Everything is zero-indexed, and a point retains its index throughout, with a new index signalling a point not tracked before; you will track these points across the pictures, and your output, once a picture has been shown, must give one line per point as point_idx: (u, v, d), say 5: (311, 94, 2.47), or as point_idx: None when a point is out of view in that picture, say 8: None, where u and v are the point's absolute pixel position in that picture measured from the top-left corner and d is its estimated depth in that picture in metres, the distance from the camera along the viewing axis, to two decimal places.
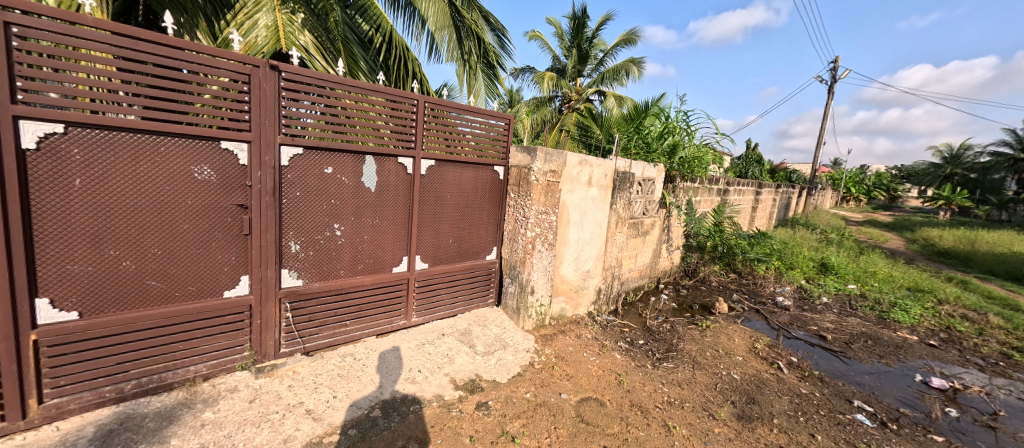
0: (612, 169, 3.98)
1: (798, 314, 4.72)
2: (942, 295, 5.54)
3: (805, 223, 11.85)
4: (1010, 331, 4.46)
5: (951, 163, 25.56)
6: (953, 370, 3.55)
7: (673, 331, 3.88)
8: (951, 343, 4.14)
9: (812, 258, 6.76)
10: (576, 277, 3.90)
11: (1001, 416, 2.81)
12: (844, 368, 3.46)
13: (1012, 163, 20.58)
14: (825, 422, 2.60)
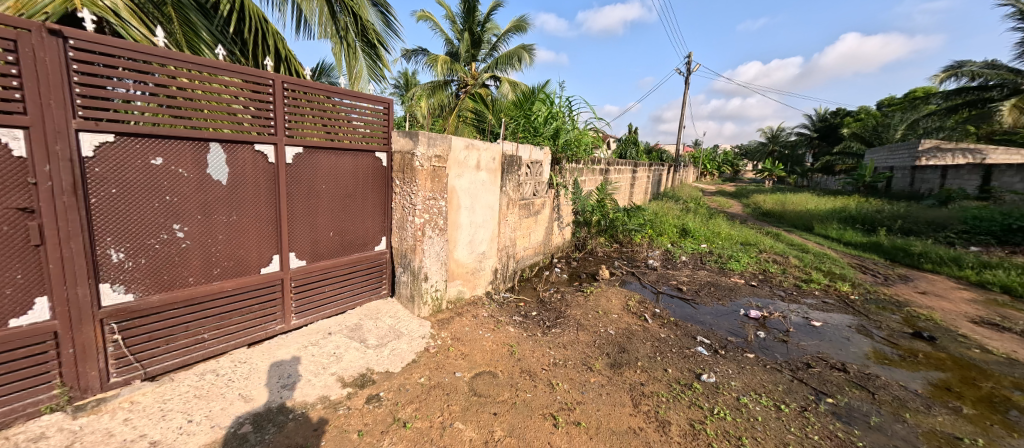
0: (499, 153, 4.09)
1: (663, 272, 5.52)
2: (764, 247, 6.95)
3: (671, 195, 13.71)
4: (804, 269, 5.81)
5: (770, 141, 31.74)
6: (765, 302, 4.53)
7: (561, 300, 4.22)
8: (765, 282, 5.26)
9: (675, 224, 7.85)
10: (472, 260, 3.97)
11: (791, 332, 3.69)
12: (692, 312, 4.18)
13: (808, 140, 26.34)
14: (675, 357, 3.13)
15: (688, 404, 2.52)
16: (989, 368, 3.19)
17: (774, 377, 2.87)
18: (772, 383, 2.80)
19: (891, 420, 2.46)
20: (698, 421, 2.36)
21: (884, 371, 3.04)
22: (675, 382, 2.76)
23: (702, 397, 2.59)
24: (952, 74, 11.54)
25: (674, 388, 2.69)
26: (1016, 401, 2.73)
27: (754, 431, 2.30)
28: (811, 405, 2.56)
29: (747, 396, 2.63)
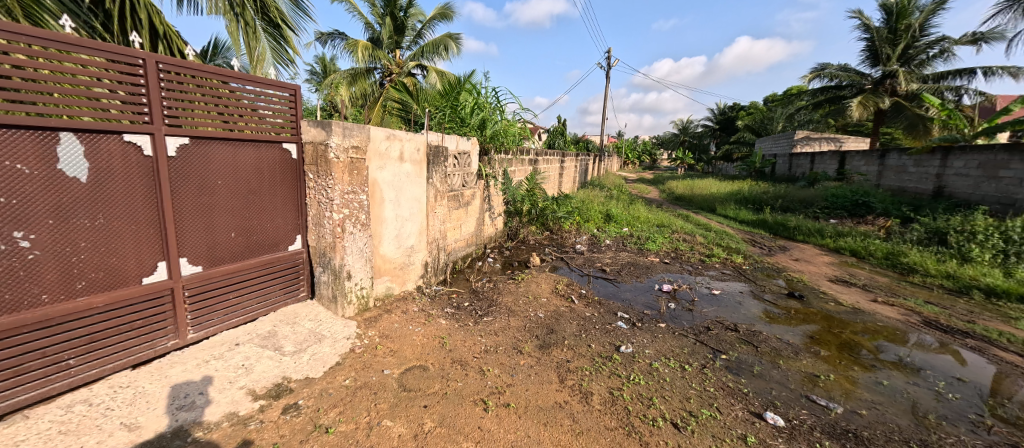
0: (424, 143, 3.97)
1: (589, 256, 5.81)
2: (676, 227, 7.60)
3: (597, 183, 14.42)
4: (709, 246, 6.46)
5: (680, 131, 34.60)
6: (676, 276, 4.98)
7: (492, 289, 4.25)
8: (677, 259, 5.77)
9: (600, 210, 8.26)
10: (400, 255, 3.84)
11: (697, 302, 4.10)
12: (615, 290, 4.45)
13: (711, 130, 29.13)
14: (598, 333, 3.32)
15: (608, 375, 2.69)
16: (844, 317, 3.83)
17: (682, 342, 3.18)
18: (679, 347, 3.09)
19: (771, 367, 2.85)
20: (617, 389, 2.54)
21: (768, 328, 3.50)
22: (598, 356, 2.95)
23: (621, 367, 2.79)
24: (817, 74, 13.40)
25: (597, 361, 2.86)
26: (862, 343, 3.32)
27: (663, 390, 2.53)
28: (710, 362, 2.88)
29: (658, 361, 2.88)
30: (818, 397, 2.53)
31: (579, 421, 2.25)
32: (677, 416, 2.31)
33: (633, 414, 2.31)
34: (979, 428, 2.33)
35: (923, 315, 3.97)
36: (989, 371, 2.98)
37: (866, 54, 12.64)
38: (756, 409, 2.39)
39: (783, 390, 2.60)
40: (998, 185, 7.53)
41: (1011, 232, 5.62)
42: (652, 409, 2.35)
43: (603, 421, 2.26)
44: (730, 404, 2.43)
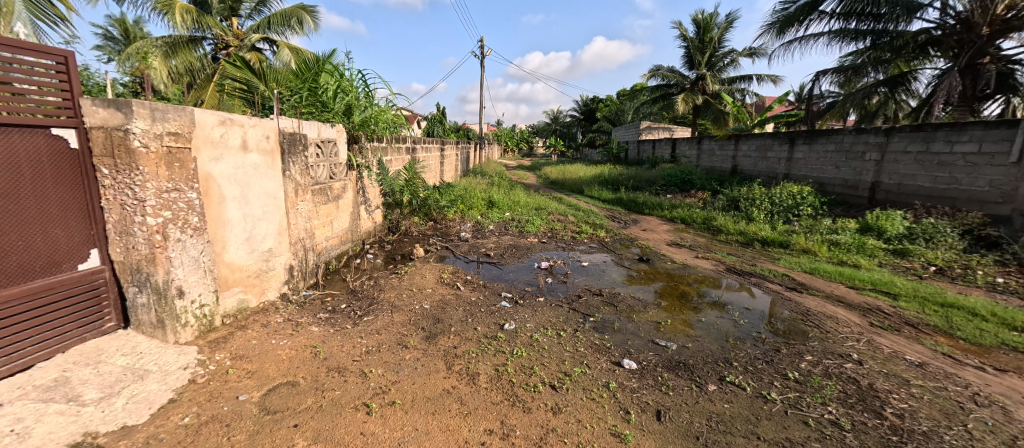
0: (275, 129, 3.46)
1: (473, 242, 5.84)
2: (551, 209, 8.11)
3: (479, 171, 14.57)
4: (581, 224, 7.04)
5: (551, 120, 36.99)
6: (554, 254, 5.33)
7: (374, 286, 3.99)
8: (553, 238, 6.17)
9: (482, 197, 8.35)
10: (256, 260, 3.34)
11: (571, 274, 4.46)
12: (498, 272, 4.57)
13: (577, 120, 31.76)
14: (484, 315, 3.37)
15: (493, 353, 2.76)
16: (678, 273, 4.59)
17: (557, 312, 3.42)
18: (555, 316, 3.33)
19: (626, 321, 3.25)
20: (502, 365, 2.61)
21: (626, 289, 3.99)
22: (482, 336, 2.99)
23: (505, 343, 2.88)
24: (653, 73, 15.52)
25: (482, 342, 2.91)
26: (694, 292, 4.02)
27: (541, 357, 2.70)
28: (580, 325, 3.16)
29: (537, 332, 3.06)
30: (660, 340, 2.96)
31: (466, 403, 2.26)
32: (555, 378, 2.48)
33: (516, 386, 2.41)
34: (754, 342, 2.99)
35: (727, 264, 4.98)
36: (765, 300, 3.88)
37: (685, 58, 15.09)
38: (615, 359, 2.70)
39: (636, 339, 2.98)
40: (764, 163, 9.93)
41: (774, 197, 7.47)
42: (532, 377, 2.48)
43: (489, 398, 2.31)
44: (596, 359, 2.70)
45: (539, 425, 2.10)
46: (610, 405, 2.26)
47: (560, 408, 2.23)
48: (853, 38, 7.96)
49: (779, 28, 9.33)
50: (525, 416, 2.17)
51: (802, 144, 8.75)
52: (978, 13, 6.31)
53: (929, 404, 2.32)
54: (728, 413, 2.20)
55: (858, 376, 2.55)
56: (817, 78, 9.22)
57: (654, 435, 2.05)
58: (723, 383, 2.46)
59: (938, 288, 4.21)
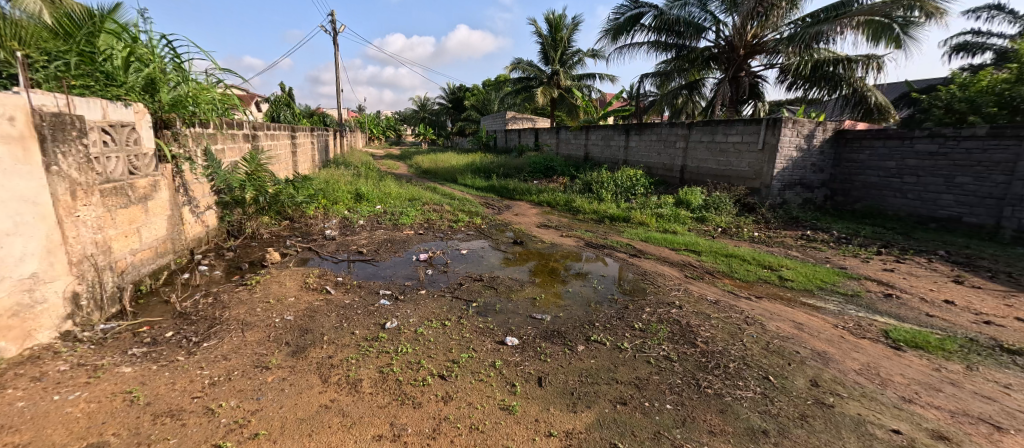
0: (22, 108, 2.47)
1: (341, 240, 5.55)
2: (425, 200, 8.03)
3: (341, 161, 13.59)
4: (454, 213, 7.22)
5: (418, 108, 36.07)
6: (430, 244, 5.45)
7: (216, 303, 3.47)
8: (429, 228, 6.24)
9: (349, 190, 7.88)
10: (7, 293, 2.38)
11: (451, 263, 4.67)
12: (374, 270, 4.48)
13: (446, 109, 31.66)
14: (363, 317, 3.34)
15: (375, 355, 2.78)
16: (547, 251, 5.16)
17: (440, 303, 3.58)
18: (439, 307, 3.49)
19: (506, 302, 3.60)
20: (385, 367, 2.64)
21: (504, 272, 4.36)
22: (362, 341, 2.98)
23: (388, 343, 2.94)
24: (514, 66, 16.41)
25: (362, 346, 2.90)
26: (561, 267, 4.59)
27: (428, 351, 2.83)
28: (465, 312, 3.39)
29: (422, 326, 3.18)
30: (537, 314, 3.37)
31: (349, 415, 2.21)
32: (443, 368, 2.63)
33: (404, 384, 2.48)
34: (609, 303, 3.61)
35: (585, 240, 5.74)
36: (615, 266, 4.67)
37: (541, 54, 16.28)
38: (499, 338, 3.00)
39: (515, 317, 3.33)
40: (608, 150, 11.49)
41: (617, 180, 8.77)
42: (420, 372, 2.59)
43: (375, 402, 2.31)
44: (482, 342, 2.95)
45: (431, 417, 2.21)
46: (498, 382, 2.51)
47: (450, 396, 2.38)
48: (664, 50, 9.72)
49: (613, 35, 10.80)
50: (416, 412, 2.25)
51: (635, 135, 10.36)
52: (739, 38, 8.52)
53: (723, 329, 3.16)
54: (594, 367, 2.65)
55: (681, 317, 3.32)
56: (643, 80, 10.94)
57: (537, 400, 2.35)
58: (590, 341, 2.95)
59: (726, 244, 5.57)
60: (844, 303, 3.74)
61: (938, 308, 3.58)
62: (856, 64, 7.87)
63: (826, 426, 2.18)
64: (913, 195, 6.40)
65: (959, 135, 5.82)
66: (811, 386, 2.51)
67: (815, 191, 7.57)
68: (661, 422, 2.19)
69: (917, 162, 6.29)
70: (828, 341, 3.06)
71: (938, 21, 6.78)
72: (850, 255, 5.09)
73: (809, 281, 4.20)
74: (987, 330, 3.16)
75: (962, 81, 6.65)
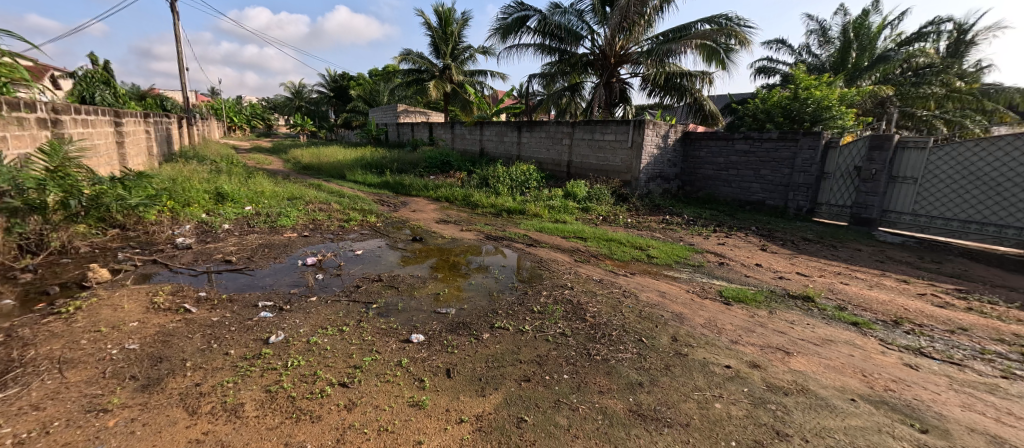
0: None
1: (201, 249, 4.61)
2: (308, 198, 7.26)
3: (192, 154, 11.55)
4: (342, 211, 6.75)
5: (293, 95, 32.46)
6: (318, 247, 4.97)
7: (10, 342, 2.57)
8: (316, 229, 5.69)
9: (206, 189, 6.57)
10: None
11: (344, 265, 4.40)
12: (249, 280, 3.86)
13: (328, 98, 29.24)
14: (238, 334, 2.81)
15: (259, 374, 2.37)
16: (447, 247, 5.37)
17: (336, 308, 3.30)
18: (335, 312, 3.21)
19: (409, 299, 3.57)
20: (274, 387, 2.26)
21: (404, 269, 4.39)
22: (240, 361, 2.50)
23: (274, 359, 2.54)
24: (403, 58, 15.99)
25: (240, 367, 2.44)
26: (462, 261, 4.82)
27: (324, 360, 2.54)
28: (365, 315, 3.19)
29: (315, 335, 2.85)
30: (441, 308, 3.40)
31: (229, 446, 1.87)
32: (344, 376, 2.38)
33: (297, 400, 2.17)
34: (510, 290, 3.95)
35: (485, 233, 6.07)
36: (513, 256, 5.07)
37: (431, 47, 16.14)
38: (405, 336, 2.88)
39: (420, 313, 3.30)
40: (503, 146, 12.00)
41: (511, 174, 9.29)
42: (316, 384, 2.30)
43: (261, 426, 1.99)
44: (385, 342, 2.79)
45: (333, 428, 2.00)
46: (405, 379, 2.39)
47: (353, 402, 2.17)
48: (549, 53, 10.51)
49: (502, 35, 11.24)
50: (315, 426, 2.00)
51: (526, 132, 11.04)
52: (610, 48, 9.67)
53: (607, 302, 3.69)
54: (499, 351, 2.72)
55: (572, 296, 3.79)
56: (531, 79, 11.62)
57: (446, 390, 2.30)
58: (494, 327, 3.07)
59: (607, 230, 6.37)
60: (693, 272, 4.65)
61: (752, 270, 4.69)
62: (695, 78, 9.51)
63: (683, 371, 2.63)
64: (736, 184, 8.01)
65: (763, 138, 7.45)
66: (673, 341, 3.02)
67: (672, 181, 9.01)
68: (560, 390, 2.35)
69: (738, 159, 7.89)
70: (682, 304, 3.77)
71: (747, 48, 8.59)
72: (696, 233, 6.26)
73: (669, 257, 5.10)
74: (780, 283, 4.28)
75: (765, 96, 8.62)
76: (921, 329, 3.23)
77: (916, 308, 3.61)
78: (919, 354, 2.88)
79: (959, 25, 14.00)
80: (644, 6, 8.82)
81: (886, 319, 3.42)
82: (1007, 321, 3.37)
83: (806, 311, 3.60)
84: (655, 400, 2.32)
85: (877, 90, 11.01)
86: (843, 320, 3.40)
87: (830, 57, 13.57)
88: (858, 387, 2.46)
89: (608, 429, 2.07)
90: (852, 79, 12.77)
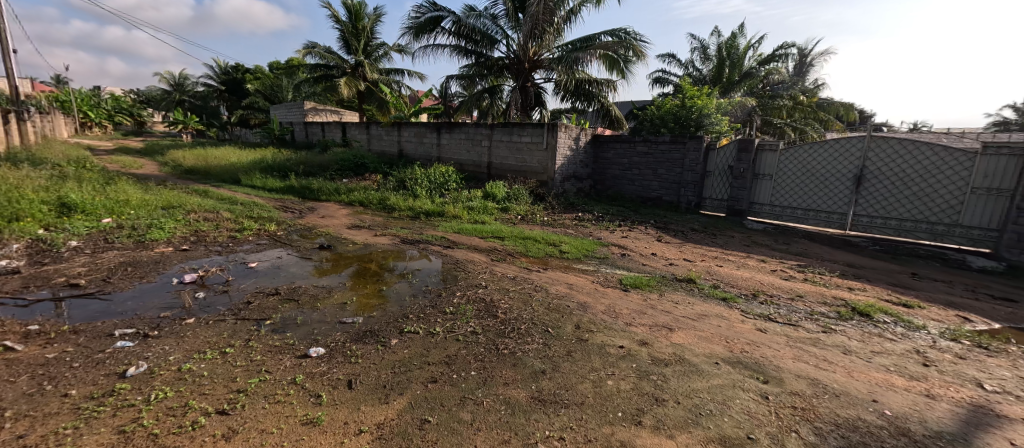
0: None
1: (35, 272, 3.89)
2: (189, 207, 6.44)
3: (29, 157, 9.58)
4: (233, 220, 6.14)
5: (172, 88, 28.36)
6: (199, 262, 4.49)
7: None
8: (198, 242, 5.13)
9: (45, 199, 5.52)
10: None
11: (232, 281, 4.02)
12: (104, 306, 3.37)
13: (218, 92, 26.14)
14: (84, 370, 2.46)
15: (110, 414, 2.09)
16: (363, 254, 5.16)
17: (218, 329, 3.04)
18: (217, 334, 2.96)
19: (310, 312, 3.41)
20: (131, 424, 2.02)
21: (309, 281, 4.14)
22: (84, 401, 2.18)
23: (132, 394, 2.25)
24: (309, 51, 14.95)
25: (84, 408, 2.12)
26: (384, 268, 4.66)
27: (200, 388, 2.32)
28: (255, 333, 3.00)
29: (189, 361, 2.60)
30: (347, 318, 3.31)
31: None
32: (223, 402, 2.21)
33: (161, 436, 1.97)
34: (424, 293, 3.90)
35: (401, 237, 5.97)
36: (440, 260, 5.00)
37: (341, 42, 15.32)
38: (302, 351, 2.77)
39: (321, 325, 3.18)
40: (422, 148, 11.83)
41: (429, 176, 9.21)
42: (188, 415, 2.10)
43: None
44: (278, 361, 2.64)
45: None
46: (300, 396, 2.30)
47: (234, 430, 2.02)
48: (465, 55, 10.59)
49: (415, 34, 11.07)
50: None
51: (446, 133, 11.00)
52: (524, 53, 10.01)
53: (519, 298, 3.80)
54: (407, 356, 2.74)
55: (486, 294, 3.83)
56: (450, 80, 11.59)
57: (346, 403, 2.26)
58: (403, 333, 3.06)
59: (523, 229, 6.62)
60: (599, 264, 5.03)
61: (648, 259, 5.21)
62: (601, 86, 10.22)
63: (583, 355, 2.82)
64: (638, 182, 8.77)
65: (659, 141, 8.25)
66: (575, 328, 3.21)
67: (584, 181, 9.61)
68: (466, 387, 2.43)
69: (639, 159, 8.66)
70: (587, 294, 4.00)
71: (643, 60, 9.48)
72: (604, 228, 6.76)
73: (579, 251, 5.45)
74: (670, 269, 4.82)
75: (660, 104, 9.56)
76: (772, 299, 3.88)
77: (769, 282, 4.32)
78: (768, 319, 3.46)
79: (802, 49, 16.80)
80: (552, 16, 9.29)
81: (747, 292, 4.04)
82: (830, 287, 4.19)
83: (689, 291, 4.11)
84: (556, 384, 2.48)
85: (745, 101, 12.81)
86: (716, 297, 3.94)
87: (709, 71, 15.43)
88: (722, 352, 2.88)
89: (510, 417, 2.19)
90: (726, 91, 14.71)
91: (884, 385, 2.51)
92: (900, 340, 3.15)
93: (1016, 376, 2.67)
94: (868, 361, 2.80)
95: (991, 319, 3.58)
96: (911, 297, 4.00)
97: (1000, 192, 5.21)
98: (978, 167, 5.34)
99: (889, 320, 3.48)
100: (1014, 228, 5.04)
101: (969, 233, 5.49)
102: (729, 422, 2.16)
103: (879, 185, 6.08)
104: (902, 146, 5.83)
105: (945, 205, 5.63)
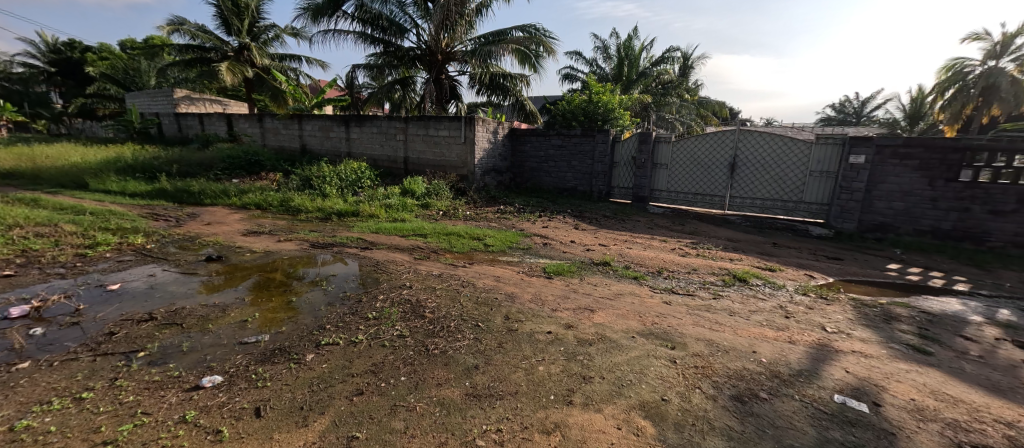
0: None
1: None
2: (12, 220, 5.10)
3: None
4: (81, 233, 5.03)
5: None
6: (32, 290, 3.60)
7: None
8: (30, 265, 4.11)
9: None
10: None
11: (83, 309, 3.29)
12: None
13: (44, 74, 21.12)
14: None
15: None
16: (264, 262, 4.62)
17: (70, 370, 2.49)
18: (67, 377, 2.42)
19: (200, 336, 2.96)
20: None
21: (195, 300, 3.56)
22: None
23: None
24: (176, 28, 12.74)
25: None
26: (291, 277, 4.21)
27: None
28: (124, 370, 2.51)
29: (28, 415, 2.09)
30: (248, 338, 2.94)
31: None
32: None
33: None
34: (342, 300, 3.61)
35: (311, 241, 5.46)
36: (358, 263, 4.66)
37: (219, 21, 13.36)
38: (193, 383, 2.40)
39: (215, 350, 2.78)
40: (328, 143, 10.92)
41: (339, 173, 8.56)
42: None
43: None
44: (159, 398, 2.26)
45: None
46: (192, 436, 2.00)
47: None
48: (371, 42, 9.95)
49: (312, 16, 10.09)
50: None
51: (355, 127, 10.28)
52: (436, 44, 9.72)
53: (445, 295, 3.72)
54: (326, 371, 2.54)
55: (411, 295, 3.69)
56: (356, 69, 10.81)
57: (254, 434, 2.02)
58: (320, 346, 2.82)
59: (446, 224, 6.50)
60: (523, 254, 5.17)
61: (568, 246, 5.50)
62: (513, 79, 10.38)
63: (514, 345, 2.88)
64: (553, 174, 9.17)
65: (570, 134, 8.69)
66: (505, 320, 3.26)
67: (504, 174, 9.73)
68: (396, 395, 2.33)
69: (553, 152, 9.05)
70: (513, 284, 4.09)
71: (553, 57, 9.86)
72: (525, 219, 6.95)
73: (503, 243, 5.52)
74: (587, 254, 5.14)
75: (569, 99, 10.04)
76: (673, 274, 4.39)
77: (670, 259, 4.86)
78: (673, 292, 3.90)
79: (685, 53, 18.97)
80: (463, 7, 9.16)
81: (653, 270, 4.51)
82: (716, 259, 4.86)
83: (605, 273, 4.44)
84: (489, 378, 2.50)
85: (642, 98, 14.05)
86: (628, 277, 4.31)
87: (611, 69, 16.59)
88: (637, 326, 3.18)
89: (445, 418, 2.16)
90: (626, 88, 15.93)
91: (760, 338, 3.00)
92: (769, 299, 3.79)
93: (846, 318, 3.39)
94: (748, 319, 3.32)
95: (828, 274, 4.49)
96: (773, 262, 4.83)
97: (829, 174, 6.49)
98: (814, 154, 6.56)
99: (760, 282, 4.18)
100: (838, 202, 6.33)
101: (809, 208, 6.76)
102: (646, 388, 2.41)
103: (746, 171, 7.16)
104: (761, 138, 6.94)
105: (793, 186, 6.84)
